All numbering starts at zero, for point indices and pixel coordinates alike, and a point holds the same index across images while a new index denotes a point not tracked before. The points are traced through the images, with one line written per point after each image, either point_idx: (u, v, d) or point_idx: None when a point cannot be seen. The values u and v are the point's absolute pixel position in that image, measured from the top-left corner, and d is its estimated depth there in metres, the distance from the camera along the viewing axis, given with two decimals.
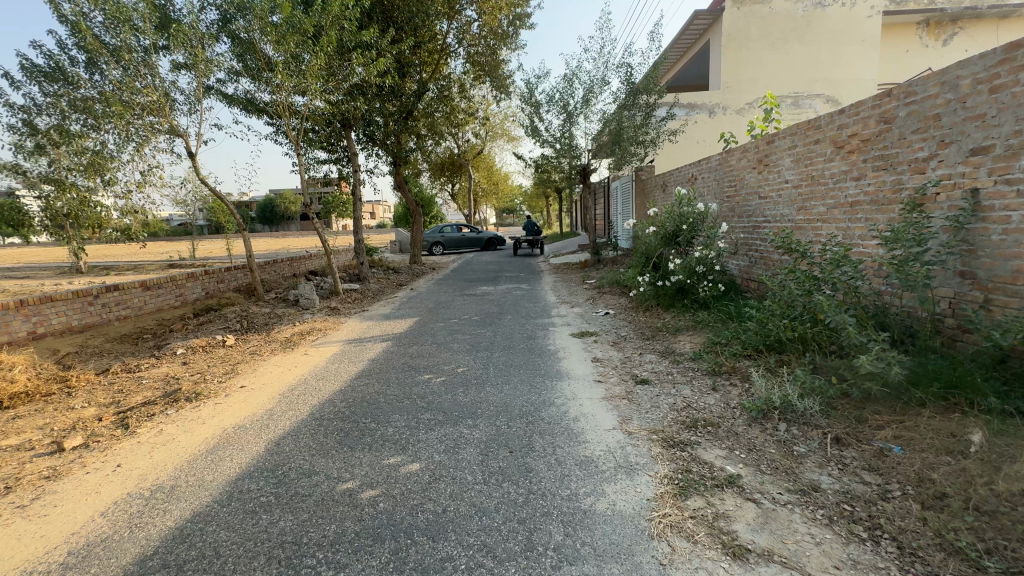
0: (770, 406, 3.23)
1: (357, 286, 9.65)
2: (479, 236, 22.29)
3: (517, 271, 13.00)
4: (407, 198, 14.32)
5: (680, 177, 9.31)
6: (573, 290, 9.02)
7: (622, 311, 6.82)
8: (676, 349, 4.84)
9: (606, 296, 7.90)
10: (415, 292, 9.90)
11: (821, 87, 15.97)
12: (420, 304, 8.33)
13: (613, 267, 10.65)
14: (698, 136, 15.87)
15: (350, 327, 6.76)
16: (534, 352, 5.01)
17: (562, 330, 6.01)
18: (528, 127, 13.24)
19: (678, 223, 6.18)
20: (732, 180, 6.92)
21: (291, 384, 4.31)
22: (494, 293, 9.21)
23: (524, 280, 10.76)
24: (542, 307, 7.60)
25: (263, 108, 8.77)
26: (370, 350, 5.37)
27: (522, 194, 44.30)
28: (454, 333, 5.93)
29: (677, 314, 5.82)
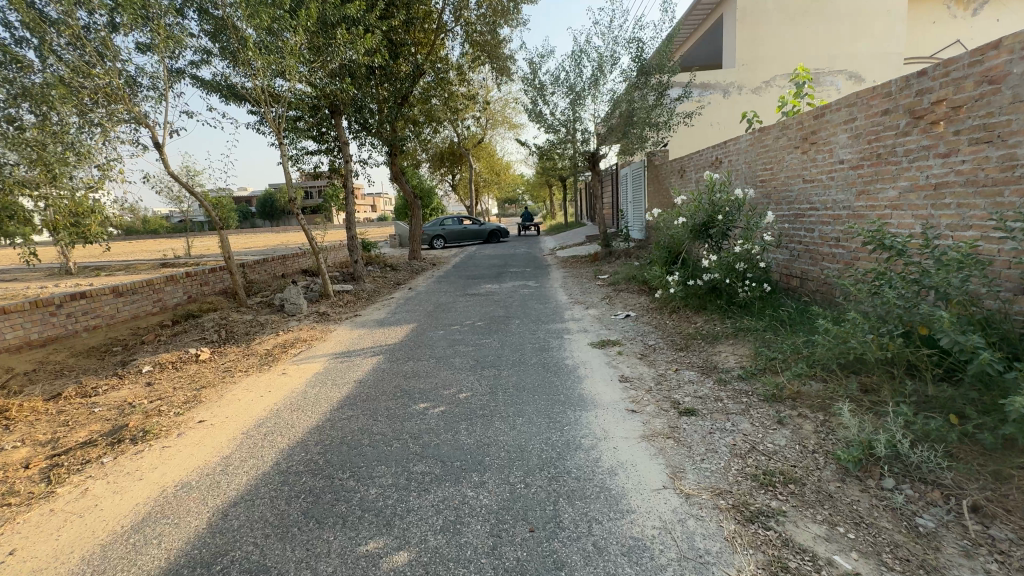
0: (868, 455, 2.47)
1: (350, 287, 8.89)
2: (481, 228, 21.48)
3: (523, 265, 12.20)
4: (405, 190, 13.52)
5: (701, 162, 8.48)
6: (585, 288, 8.23)
7: (646, 313, 6.05)
8: (719, 364, 4.08)
9: (624, 295, 7.13)
10: (413, 291, 9.15)
11: (842, 63, 15.01)
12: (418, 307, 7.57)
13: (627, 261, 9.86)
14: (712, 119, 14.97)
15: (339, 337, 6.03)
16: (549, 370, 4.26)
17: (579, 338, 5.26)
18: (531, 111, 12.39)
19: (710, 213, 5.36)
20: (768, 162, 6.11)
21: (259, 418, 3.58)
22: (499, 291, 8.45)
23: (531, 277, 9.97)
24: (553, 308, 6.84)
25: (242, 93, 7.99)
26: (358, 368, 4.64)
27: (524, 184, 43.37)
28: (455, 344, 5.19)
29: (713, 319, 5.05)
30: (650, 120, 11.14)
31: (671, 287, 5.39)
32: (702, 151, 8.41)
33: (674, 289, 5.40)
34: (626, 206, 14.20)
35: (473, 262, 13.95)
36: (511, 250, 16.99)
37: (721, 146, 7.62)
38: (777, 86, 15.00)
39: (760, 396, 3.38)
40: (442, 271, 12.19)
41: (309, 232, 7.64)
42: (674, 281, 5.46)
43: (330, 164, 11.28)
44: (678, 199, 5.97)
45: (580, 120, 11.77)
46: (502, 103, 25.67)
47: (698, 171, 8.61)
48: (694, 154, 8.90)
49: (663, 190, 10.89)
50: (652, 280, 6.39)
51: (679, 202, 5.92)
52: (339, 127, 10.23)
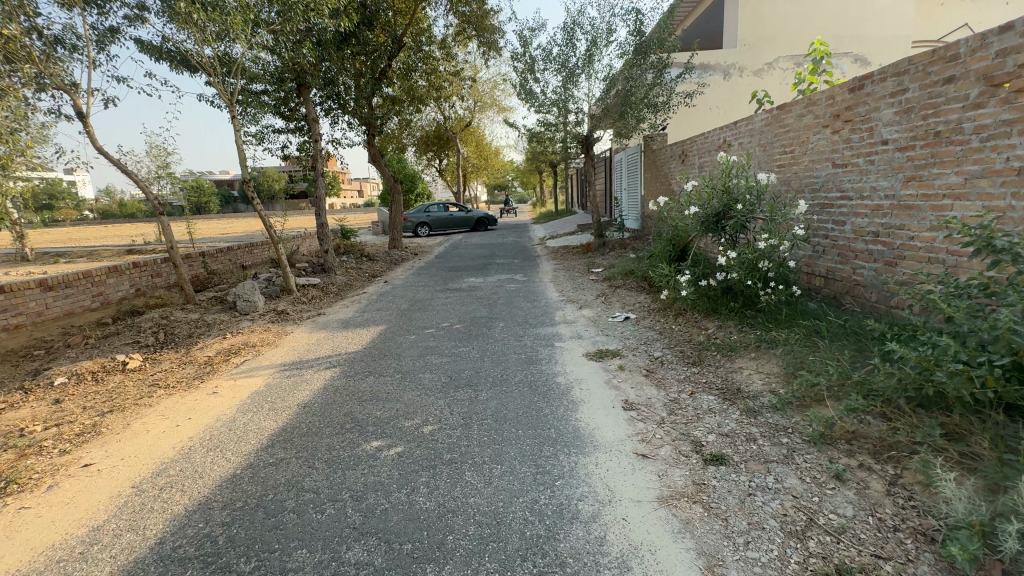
0: (983, 546, 1.75)
1: (318, 280, 8.03)
2: (468, 216, 20.56)
3: (510, 256, 11.38)
4: (384, 174, 12.53)
5: (707, 146, 7.71)
6: (578, 284, 7.46)
7: (648, 316, 5.32)
8: (744, 389, 3.36)
9: (621, 293, 6.39)
10: (389, 285, 8.31)
11: (849, 45, 14.27)
12: (391, 304, 6.75)
13: (623, 253, 9.12)
14: (712, 102, 14.30)
15: (294, 342, 5.19)
16: (537, 392, 3.50)
17: (573, 347, 4.51)
18: (520, 89, 11.47)
19: (727, 202, 4.60)
20: (789, 145, 5.36)
21: (162, 463, 2.76)
22: (483, 286, 7.66)
23: (518, 269, 9.18)
24: (542, 308, 6.08)
25: (190, 60, 7.00)
26: (306, 384, 3.83)
27: (514, 171, 42.35)
28: (426, 355, 4.42)
29: (730, 328, 4.32)
30: (649, 101, 10.29)
31: (681, 288, 4.61)
32: (708, 134, 7.63)
33: (684, 291, 4.64)
34: (620, 193, 13.41)
35: (458, 252, 13.07)
36: (498, 239, 16.11)
37: (731, 127, 6.85)
38: (779, 68, 14.31)
39: (806, 437, 2.66)
40: (423, 261, 11.33)
41: (268, 218, 6.74)
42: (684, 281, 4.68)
43: (300, 144, 10.29)
44: (686, 185, 5.20)
45: (573, 99, 10.88)
46: (491, 84, 24.51)
47: (703, 158, 7.87)
48: (698, 137, 8.13)
49: (662, 177, 10.10)
50: (655, 278, 5.65)
51: (687, 189, 5.14)
52: (308, 102, 9.29)
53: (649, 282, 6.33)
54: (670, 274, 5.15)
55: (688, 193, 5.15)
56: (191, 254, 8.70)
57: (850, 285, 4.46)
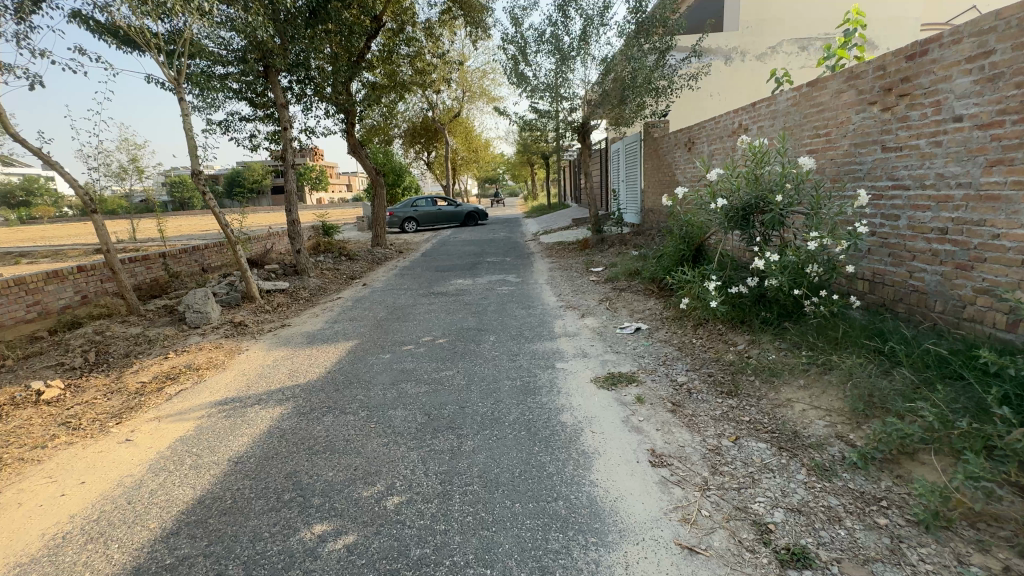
0: None
1: (287, 284, 7.21)
2: (458, 210, 19.70)
3: (502, 254, 10.59)
4: (365, 166, 11.62)
5: (718, 132, 6.99)
6: (578, 286, 6.70)
7: (663, 328, 4.59)
8: (803, 433, 2.63)
9: (629, 299, 5.64)
10: (368, 288, 7.52)
11: None
12: (367, 312, 5.94)
13: (624, 251, 8.39)
14: (713, 89, 13.58)
15: (246, 364, 4.37)
16: (538, 438, 2.74)
17: (579, 370, 3.75)
18: (511, 73, 10.64)
19: (761, 192, 3.84)
20: (824, 127, 4.65)
21: (15, 567, 1.96)
22: (472, 290, 6.89)
23: (511, 269, 8.40)
24: (540, 316, 5.31)
25: (130, 35, 6.10)
26: (245, 429, 3.02)
27: (505, 163, 41.40)
28: (400, 382, 3.64)
29: (768, 348, 3.60)
30: (651, 85, 9.51)
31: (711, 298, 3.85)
32: (721, 118, 6.88)
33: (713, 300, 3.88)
34: (618, 185, 12.65)
35: (445, 249, 12.23)
36: (489, 234, 15.32)
37: (748, 109, 6.11)
38: (783, 52, 13.60)
39: (910, 517, 1.95)
40: (408, 260, 10.51)
41: (223, 215, 5.89)
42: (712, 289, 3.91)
43: (271, 134, 9.38)
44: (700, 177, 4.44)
45: (567, 85, 10.08)
46: (480, 73, 23.54)
47: (713, 146, 7.19)
48: (706, 123, 7.39)
49: (665, 167, 9.35)
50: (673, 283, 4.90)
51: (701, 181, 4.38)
52: (276, 86, 8.41)
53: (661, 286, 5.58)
54: (692, 279, 4.38)
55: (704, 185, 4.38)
56: (147, 256, 7.79)
57: (906, 291, 3.76)
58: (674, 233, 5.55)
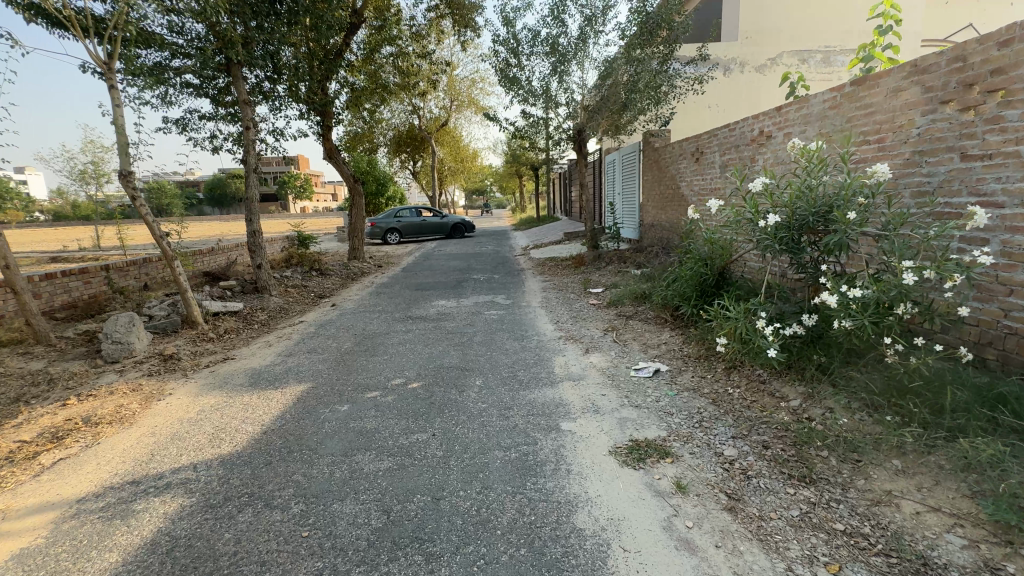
0: None
1: (243, 305, 6.26)
2: (444, 222, 18.86)
3: (489, 270, 9.73)
4: (342, 172, 10.69)
5: (733, 140, 6.27)
6: (577, 312, 5.86)
7: (688, 371, 3.76)
8: (935, 561, 1.80)
9: (639, 332, 4.81)
10: (337, 309, 6.60)
11: (856, 41, 13.17)
12: (330, 342, 5.03)
13: (625, 272, 7.62)
14: (712, 100, 13.06)
15: (161, 416, 3.40)
16: (546, 565, 1.84)
17: (591, 434, 2.88)
18: (501, 76, 9.89)
19: (824, 208, 3.05)
20: (875, 131, 3.92)
21: None
22: (456, 313, 6.02)
23: (501, 288, 7.55)
24: (535, 351, 4.45)
25: (54, 17, 5.18)
26: (117, 541, 2.08)
27: (493, 175, 40.81)
28: (355, 452, 2.72)
29: (836, 410, 2.79)
30: (654, 91, 8.83)
31: (762, 344, 3.03)
32: (737, 126, 6.17)
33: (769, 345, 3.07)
34: (614, 198, 11.95)
35: (428, 264, 11.32)
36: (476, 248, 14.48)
37: (772, 113, 5.40)
38: (783, 64, 13.13)
39: None
40: (387, 276, 9.59)
41: (158, 224, 4.92)
42: (761, 331, 3.10)
43: (234, 135, 8.44)
44: (712, 204, 3.72)
45: (562, 89, 9.36)
46: (469, 82, 22.89)
47: (725, 156, 6.48)
48: (718, 130, 6.70)
49: (668, 179, 8.64)
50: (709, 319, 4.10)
51: (715, 209, 3.65)
52: (238, 80, 7.50)
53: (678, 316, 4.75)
54: (733, 316, 3.57)
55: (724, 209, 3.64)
56: (85, 268, 6.82)
57: (996, 334, 2.97)
58: (692, 254, 4.77)
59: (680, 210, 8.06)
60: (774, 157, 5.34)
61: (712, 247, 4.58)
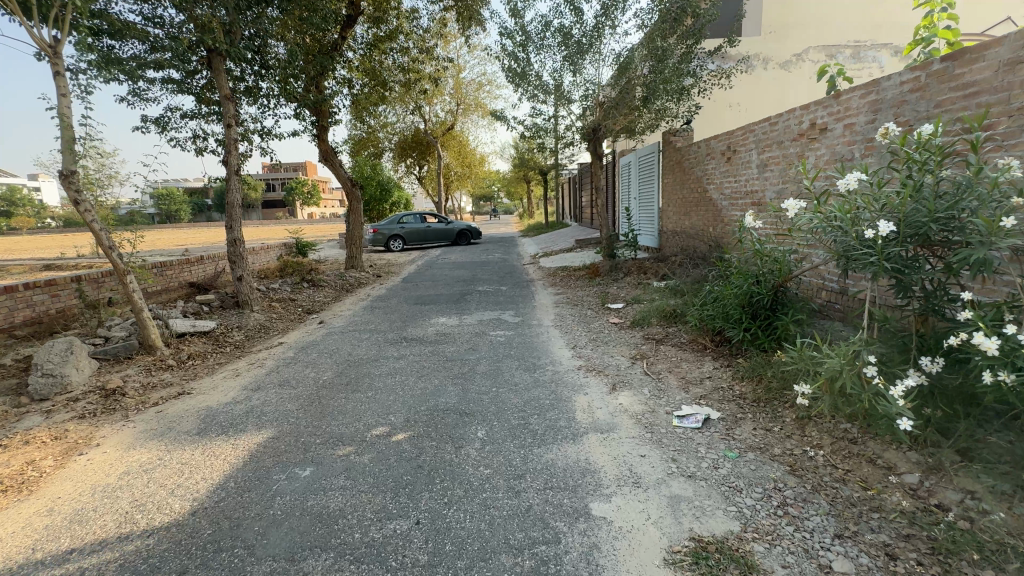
0: None
1: (216, 324, 5.54)
2: (449, 228, 18.17)
3: (496, 281, 8.96)
4: (339, 176, 10.00)
5: (775, 135, 5.46)
6: (596, 334, 5.08)
7: (748, 420, 2.96)
8: None
9: (675, 363, 4.01)
10: (324, 328, 5.86)
11: (888, 35, 12.33)
12: (308, 371, 4.28)
13: (647, 286, 6.84)
14: (734, 99, 12.30)
15: (72, 481, 2.64)
16: None
17: (638, 526, 2.07)
18: (509, 71, 9.16)
19: (952, 213, 2.24)
20: (983, 115, 3.08)
21: None
22: (458, 334, 5.26)
23: (509, 303, 6.79)
24: (551, 387, 3.66)
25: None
26: None
27: (500, 180, 40.24)
28: (306, 555, 1.95)
29: (981, 496, 2.01)
30: (677, 86, 8.06)
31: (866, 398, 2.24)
32: (780, 119, 5.37)
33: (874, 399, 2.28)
34: (630, 202, 11.16)
35: (430, 274, 10.55)
36: (483, 256, 13.74)
37: (828, 101, 4.59)
38: (809, 60, 12.32)
39: None
40: (385, 287, 8.86)
41: (108, 233, 4.21)
42: (868, 381, 2.29)
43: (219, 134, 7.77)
44: (783, 206, 2.89)
45: (575, 85, 8.62)
46: (476, 85, 22.23)
47: (765, 154, 5.67)
48: (754, 126, 5.91)
49: (692, 182, 7.86)
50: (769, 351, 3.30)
51: (790, 212, 2.82)
52: (220, 74, 6.80)
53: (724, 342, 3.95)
54: (810, 352, 2.77)
55: (800, 214, 2.81)
56: (52, 280, 6.04)
57: None
58: (738, 268, 3.97)
59: (708, 216, 7.27)
60: (833, 153, 4.52)
61: (765, 261, 3.78)
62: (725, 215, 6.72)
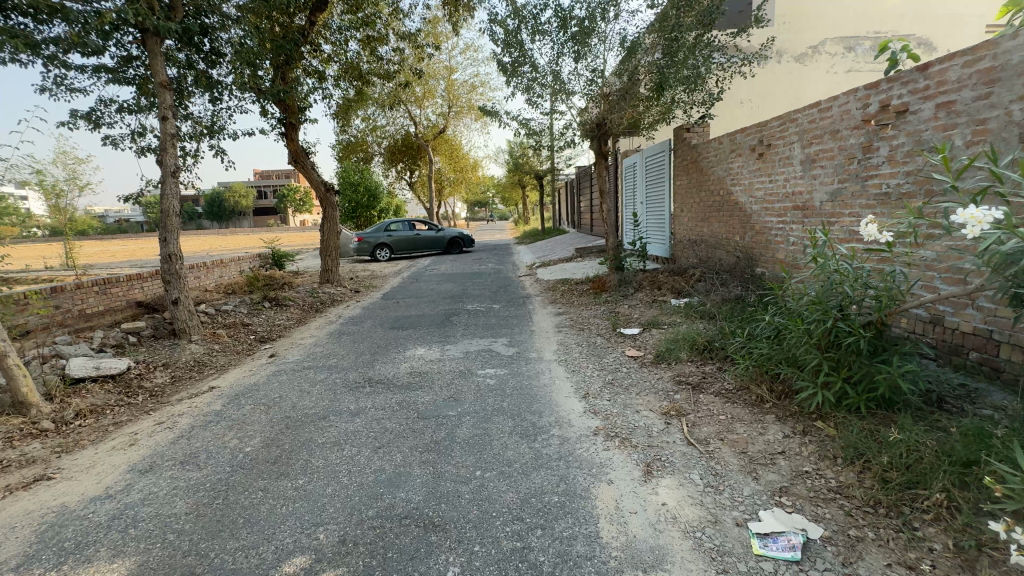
0: None
1: (134, 364, 4.42)
2: (440, 236, 17.09)
3: (487, 297, 7.89)
4: (312, 180, 8.94)
5: (828, 124, 4.43)
6: (612, 373, 4.01)
7: (875, 546, 1.90)
8: None
9: (727, 426, 2.95)
10: (273, 365, 4.75)
11: (910, 26, 11.41)
12: (229, 438, 3.16)
13: (666, 307, 5.79)
14: (744, 94, 11.39)
15: None
16: None
17: None
18: (500, 62, 8.14)
19: None
20: None
21: None
22: (437, 376, 4.17)
23: (502, 328, 5.70)
24: (558, 472, 2.57)
25: None
26: None
27: (495, 185, 39.25)
28: None
29: None
30: (692, 75, 7.06)
31: None
32: (834, 102, 4.33)
33: None
34: (635, 207, 10.14)
35: (415, 288, 9.47)
36: (475, 266, 12.69)
37: (910, 74, 3.54)
38: (825, 53, 11.39)
39: None
40: (362, 306, 7.77)
41: None
42: None
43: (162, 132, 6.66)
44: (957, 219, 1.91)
45: (574, 76, 7.59)
46: (468, 87, 21.18)
47: (812, 147, 4.66)
48: (794, 115, 4.89)
49: (712, 183, 6.84)
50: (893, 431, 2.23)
51: (974, 228, 1.84)
52: (156, 57, 5.68)
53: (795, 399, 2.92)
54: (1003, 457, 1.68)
55: (990, 235, 1.84)
56: None
57: None
58: (812, 297, 2.92)
59: (734, 222, 6.26)
60: (916, 141, 3.49)
61: (857, 288, 2.74)
62: (757, 222, 5.72)
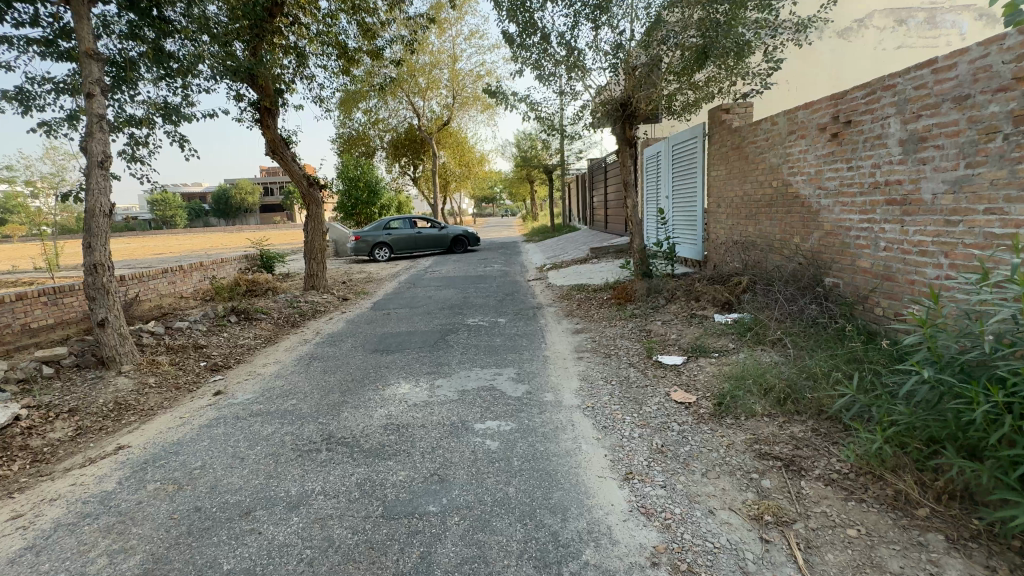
0: None
1: (26, 412, 3.36)
2: (444, 235, 16.01)
3: (492, 308, 6.79)
4: (292, 173, 7.88)
5: (950, 86, 3.26)
6: (660, 433, 2.89)
7: None
8: None
9: (869, 557, 1.82)
10: (212, 409, 3.68)
11: None
12: (95, 556, 2.09)
13: (711, 327, 4.65)
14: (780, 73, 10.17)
15: None
16: None
17: None
18: (506, 35, 7.01)
19: None
20: None
21: None
22: (419, 434, 3.06)
23: (508, 354, 4.59)
24: None
25: None
26: None
27: (503, 180, 37.93)
28: None
29: None
30: (736, 43, 5.88)
31: None
32: (961, 57, 3.17)
33: None
34: (660, 202, 8.96)
35: (412, 295, 8.40)
36: (481, 268, 11.58)
37: None
38: (873, 27, 10.07)
39: None
40: (346, 319, 6.71)
41: None
42: None
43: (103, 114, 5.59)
44: None
45: (593, 47, 6.44)
46: (474, 76, 19.93)
47: (919, 121, 3.50)
48: (891, 80, 3.73)
49: (761, 173, 5.68)
50: None
51: None
52: (84, 21, 4.60)
53: (987, 518, 1.80)
54: None
55: None
56: None
57: None
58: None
59: (793, 219, 5.09)
60: None
61: None
62: (827, 219, 4.56)
